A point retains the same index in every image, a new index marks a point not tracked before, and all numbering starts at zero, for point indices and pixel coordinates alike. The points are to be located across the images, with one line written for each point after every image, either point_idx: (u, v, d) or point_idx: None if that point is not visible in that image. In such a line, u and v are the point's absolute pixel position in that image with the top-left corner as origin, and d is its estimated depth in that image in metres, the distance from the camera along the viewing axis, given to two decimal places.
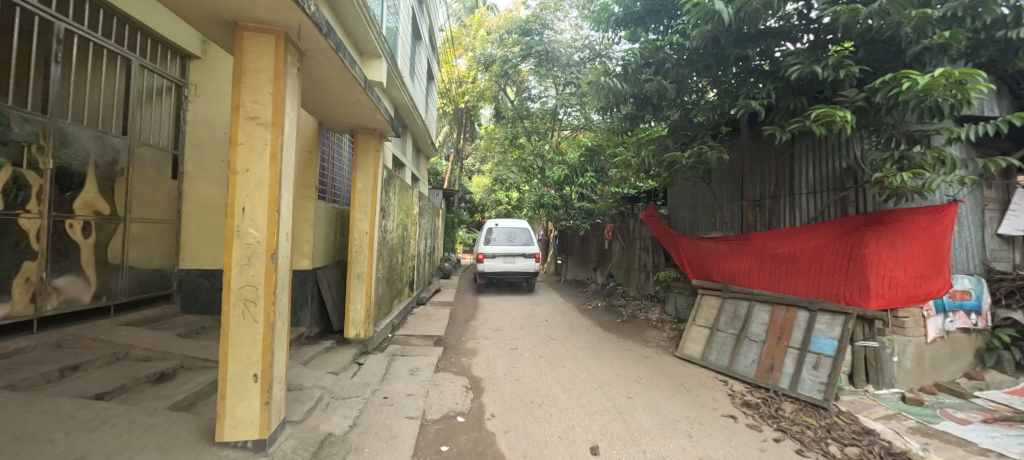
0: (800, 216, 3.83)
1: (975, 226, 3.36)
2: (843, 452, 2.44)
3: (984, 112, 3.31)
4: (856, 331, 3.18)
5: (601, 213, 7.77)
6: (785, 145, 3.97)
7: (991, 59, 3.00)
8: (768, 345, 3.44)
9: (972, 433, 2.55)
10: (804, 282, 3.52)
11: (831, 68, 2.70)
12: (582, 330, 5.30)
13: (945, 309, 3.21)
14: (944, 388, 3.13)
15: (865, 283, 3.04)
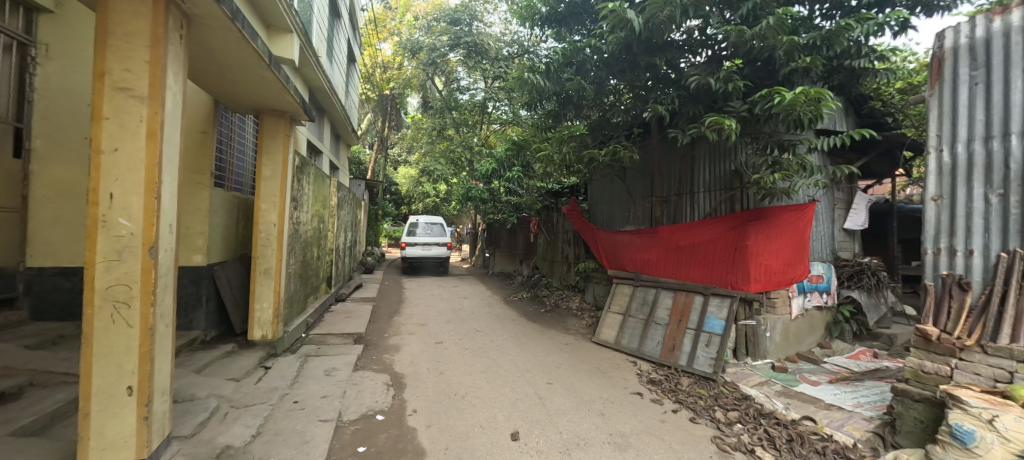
0: (698, 212, 4.30)
1: (827, 221, 4.03)
2: (726, 418, 2.87)
3: (836, 127, 3.92)
4: (739, 311, 3.68)
5: (527, 207, 7.99)
6: (687, 148, 4.39)
7: (840, 83, 3.57)
8: (671, 327, 3.82)
9: (821, 392, 3.13)
10: (701, 270, 3.96)
11: (721, 81, 3.06)
12: (506, 322, 5.42)
13: (804, 291, 3.83)
14: (803, 356, 3.76)
15: (747, 270, 3.50)
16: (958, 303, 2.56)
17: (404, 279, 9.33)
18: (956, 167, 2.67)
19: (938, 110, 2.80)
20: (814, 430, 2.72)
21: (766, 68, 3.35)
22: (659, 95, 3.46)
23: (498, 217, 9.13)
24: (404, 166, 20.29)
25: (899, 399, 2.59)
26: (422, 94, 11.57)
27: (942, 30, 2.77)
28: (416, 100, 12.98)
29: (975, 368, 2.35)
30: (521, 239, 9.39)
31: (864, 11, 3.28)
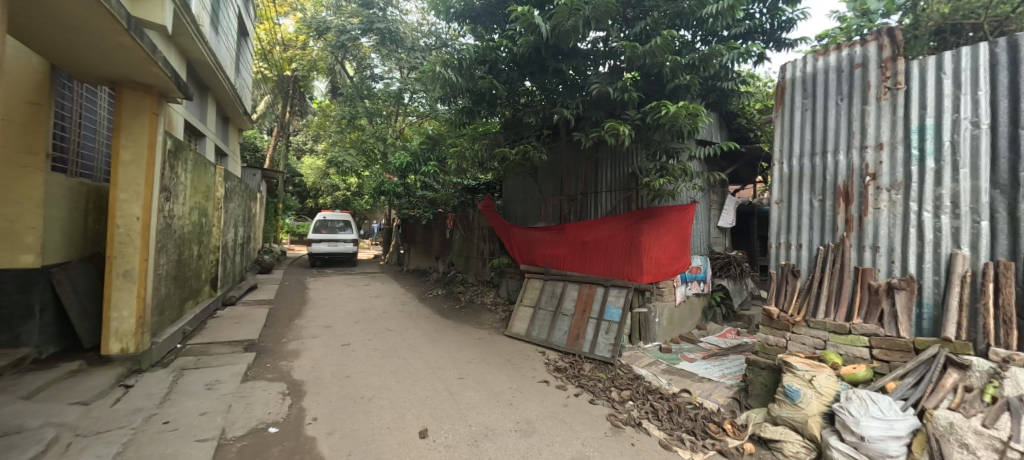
0: (600, 210, 4.68)
1: (704, 219, 4.65)
2: (619, 396, 3.24)
3: (711, 138, 4.52)
4: (634, 300, 4.05)
5: (443, 203, 7.91)
6: (591, 151, 4.75)
7: (714, 100, 4.06)
8: (576, 317, 4.12)
9: (696, 367, 3.64)
10: (603, 264, 4.30)
11: (618, 90, 3.39)
12: (419, 320, 5.33)
13: (686, 280, 4.40)
14: (684, 336, 4.31)
15: (641, 263, 3.88)
16: (793, 288, 3.15)
17: (309, 279, 8.57)
18: (793, 178, 3.29)
19: (781, 129, 3.39)
20: (689, 400, 3.18)
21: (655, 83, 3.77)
22: (566, 100, 3.69)
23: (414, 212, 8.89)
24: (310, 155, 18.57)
25: (750, 368, 3.12)
26: (331, 77, 10.84)
27: (784, 64, 3.34)
28: (324, 84, 12.00)
29: (802, 339, 2.97)
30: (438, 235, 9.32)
31: (732, 40, 3.81)
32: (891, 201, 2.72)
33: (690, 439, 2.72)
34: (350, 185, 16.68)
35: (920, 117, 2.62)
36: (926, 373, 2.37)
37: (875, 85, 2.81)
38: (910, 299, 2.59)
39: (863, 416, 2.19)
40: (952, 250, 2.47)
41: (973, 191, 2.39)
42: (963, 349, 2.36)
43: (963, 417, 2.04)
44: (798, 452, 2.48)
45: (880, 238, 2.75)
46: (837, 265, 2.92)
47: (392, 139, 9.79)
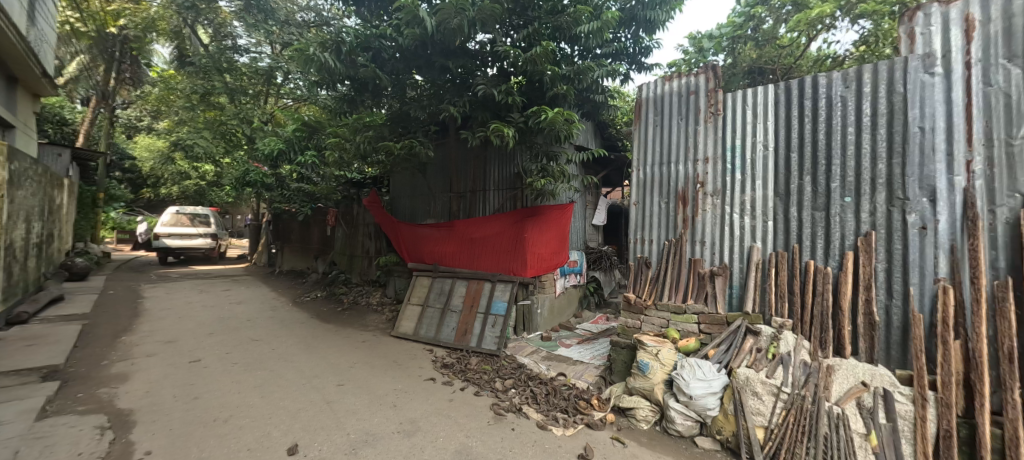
0: (487, 207, 4.86)
1: (581, 217, 5.16)
2: (502, 386, 3.44)
3: (586, 144, 5.01)
4: (520, 293, 4.35)
5: (323, 196, 7.31)
6: (481, 150, 4.93)
7: (587, 110, 4.49)
8: (464, 313, 4.24)
9: (570, 351, 4.04)
10: (490, 260, 4.48)
11: (502, 94, 3.64)
12: (292, 329, 4.84)
13: (565, 273, 4.84)
14: (563, 324, 4.75)
15: (526, 259, 4.17)
16: (646, 276, 3.67)
17: (145, 286, 7.00)
18: (646, 183, 3.81)
19: (638, 140, 3.89)
20: (564, 382, 3.52)
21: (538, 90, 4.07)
22: (452, 97, 3.90)
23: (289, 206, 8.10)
24: (151, 134, 15.24)
25: (613, 348, 3.56)
26: (179, 43, 9.06)
27: (642, 84, 3.86)
28: (168, 50, 9.98)
29: (651, 320, 3.49)
30: (317, 233, 8.58)
31: (604, 58, 4.28)
32: (713, 205, 3.38)
33: (563, 417, 3.02)
34: (204, 174, 14.07)
35: (732, 138, 3.33)
36: (733, 340, 3.02)
37: (704, 108, 3.46)
38: (724, 282, 3.25)
39: (692, 380, 2.75)
40: (751, 244, 3.19)
41: (764, 196, 3.16)
42: (756, 320, 3.05)
43: (756, 371, 2.69)
44: (647, 416, 2.98)
45: (705, 234, 3.40)
46: (676, 257, 3.53)
47: (258, 124, 8.60)
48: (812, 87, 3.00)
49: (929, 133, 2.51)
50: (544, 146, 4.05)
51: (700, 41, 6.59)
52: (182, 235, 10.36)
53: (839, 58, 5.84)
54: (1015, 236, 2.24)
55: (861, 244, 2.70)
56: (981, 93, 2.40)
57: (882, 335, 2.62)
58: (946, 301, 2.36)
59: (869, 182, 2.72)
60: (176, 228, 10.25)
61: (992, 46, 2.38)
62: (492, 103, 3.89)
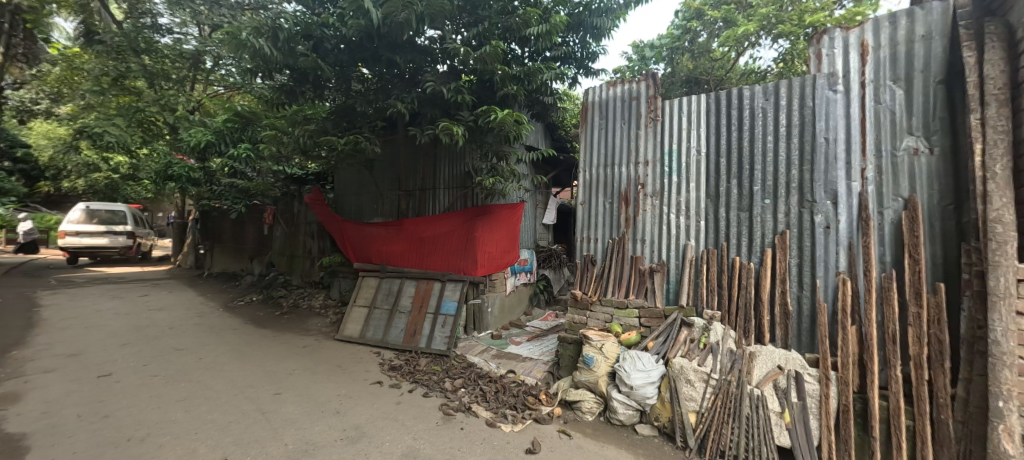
0: (437, 205, 4.84)
1: (531, 217, 5.25)
2: (452, 386, 3.43)
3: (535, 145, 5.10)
4: (470, 292, 4.39)
5: (259, 193, 6.93)
6: (430, 148, 4.90)
7: (537, 112, 4.58)
8: (413, 314, 4.20)
9: (520, 349, 4.11)
10: (440, 259, 4.46)
11: (452, 91, 3.66)
12: (223, 336, 4.47)
13: (515, 272, 4.93)
14: (513, 322, 4.82)
15: (476, 258, 4.19)
16: (592, 273, 3.81)
17: (41, 294, 6.12)
18: (592, 184, 3.95)
19: (585, 142, 4.03)
20: (513, 379, 3.58)
21: (488, 89, 4.09)
22: (401, 93, 3.87)
23: (221, 203, 7.75)
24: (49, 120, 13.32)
25: (561, 343, 3.65)
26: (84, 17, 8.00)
27: (589, 88, 4.00)
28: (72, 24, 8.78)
29: (596, 315, 3.63)
30: (253, 230, 8.02)
31: (553, 61, 4.39)
32: (653, 205, 3.58)
33: (512, 413, 3.07)
34: (117, 167, 12.52)
35: (669, 143, 3.54)
36: (670, 332, 3.22)
37: (644, 114, 3.66)
38: (662, 278, 3.45)
39: (633, 371, 2.91)
40: (685, 242, 3.41)
41: (697, 198, 3.39)
42: (690, 313, 3.27)
43: (689, 361, 2.89)
44: (592, 408, 3.11)
45: (646, 234, 3.59)
46: (619, 255, 3.69)
47: (182, 112, 7.82)
48: (738, 97, 3.25)
49: (833, 143, 2.85)
50: (494, 146, 4.10)
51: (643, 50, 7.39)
52: (91, 233, 9.25)
53: (762, 72, 6.64)
54: (896, 234, 2.62)
55: (778, 242, 2.98)
56: (873, 110, 2.75)
57: (796, 324, 2.90)
58: (845, 291, 2.70)
59: (784, 186, 3.01)
60: (84, 225, 9.13)
61: (881, 69, 2.74)
62: (441, 101, 3.90)
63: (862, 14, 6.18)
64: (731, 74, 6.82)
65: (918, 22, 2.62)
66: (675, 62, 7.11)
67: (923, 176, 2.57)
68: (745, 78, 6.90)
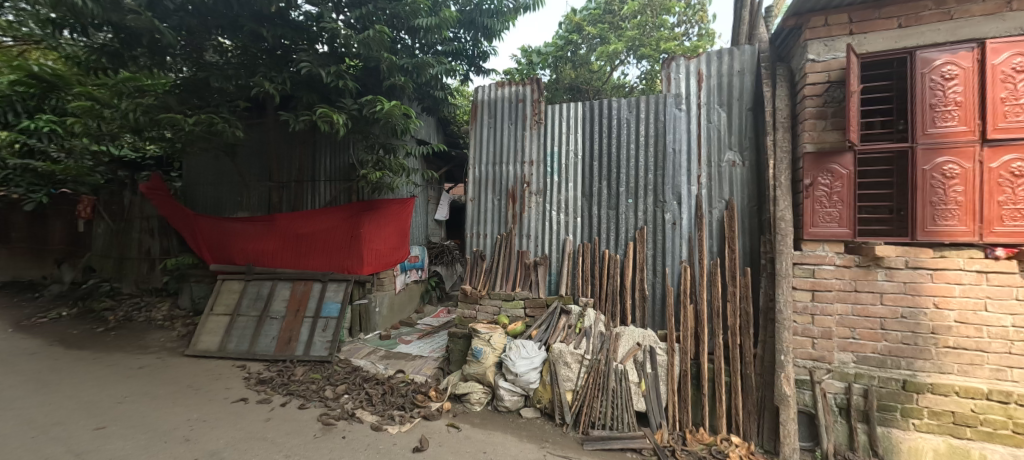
0: (317, 200, 4.83)
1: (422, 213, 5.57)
2: (334, 393, 3.23)
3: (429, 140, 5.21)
4: (355, 292, 4.33)
5: (69, 179, 5.57)
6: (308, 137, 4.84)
7: (428, 106, 4.69)
8: (288, 318, 3.98)
9: (410, 347, 4.10)
10: (321, 258, 4.32)
11: (332, 75, 3.47)
12: (12, 366, 3.43)
13: (406, 269, 5.05)
14: (402, 321, 4.85)
15: (361, 255, 4.17)
16: (481, 268, 3.92)
17: None
18: (482, 180, 4.05)
19: (474, 140, 4.10)
20: (402, 379, 3.49)
21: (374, 77, 4.00)
22: (268, 71, 3.56)
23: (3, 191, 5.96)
24: None
25: (451, 339, 3.70)
26: None
27: (478, 86, 4.07)
28: None
29: (485, 308, 3.73)
30: (65, 228, 6.46)
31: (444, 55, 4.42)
32: (537, 203, 3.82)
33: (399, 414, 2.97)
34: None
35: (551, 145, 3.81)
36: (551, 320, 3.46)
37: (529, 116, 3.88)
38: (545, 271, 3.70)
39: (518, 359, 3.09)
40: (565, 237, 3.71)
41: (574, 197, 3.71)
42: (568, 301, 3.54)
43: (568, 346, 3.14)
44: (480, 399, 3.20)
45: (530, 229, 3.82)
46: (506, 250, 3.87)
47: None
48: (608, 108, 3.64)
49: (678, 153, 3.39)
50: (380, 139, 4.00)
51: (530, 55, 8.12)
52: None
53: (630, 87, 7.75)
54: (719, 228, 3.24)
55: (637, 236, 3.44)
56: (706, 127, 3.33)
57: (651, 305, 3.39)
58: (686, 277, 3.23)
59: (643, 188, 3.48)
60: None
61: (712, 95, 3.33)
62: (321, 86, 3.74)
63: (701, 48, 7.62)
64: (605, 86, 7.77)
65: (735, 60, 3.26)
66: (559, 70, 7.80)
67: (738, 182, 3.21)
68: (616, 91, 7.95)
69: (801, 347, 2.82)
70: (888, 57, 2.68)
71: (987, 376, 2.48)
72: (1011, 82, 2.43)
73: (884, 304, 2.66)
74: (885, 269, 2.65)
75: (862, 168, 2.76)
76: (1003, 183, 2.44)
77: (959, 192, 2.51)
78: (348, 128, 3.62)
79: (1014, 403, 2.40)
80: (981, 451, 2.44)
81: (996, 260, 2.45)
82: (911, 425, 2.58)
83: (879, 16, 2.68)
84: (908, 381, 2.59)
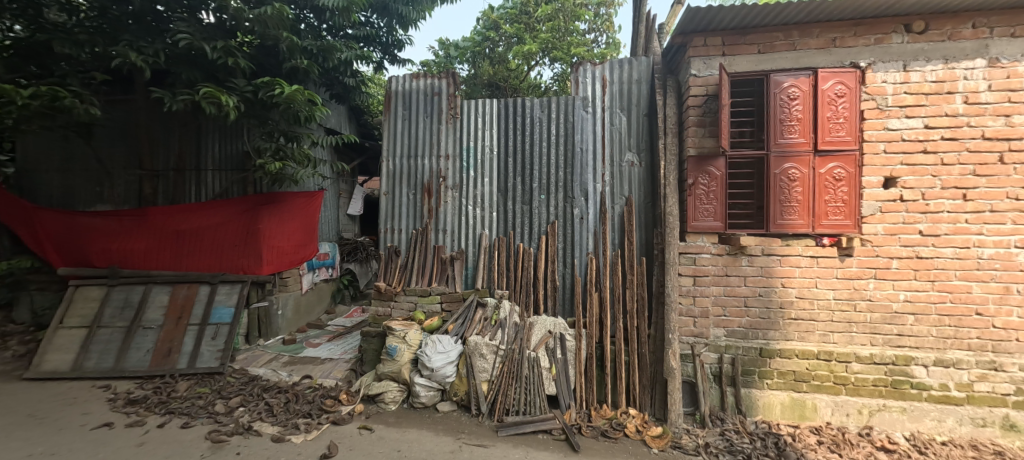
0: (205, 190, 4.75)
1: (332, 207, 6.12)
2: (226, 407, 2.91)
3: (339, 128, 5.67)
4: (253, 295, 4.24)
5: None
6: (191, 122, 4.69)
7: (339, 92, 4.89)
8: (168, 327, 3.60)
9: (318, 351, 4.02)
10: (209, 257, 4.08)
11: (219, 51, 3.11)
12: None
13: (313, 268, 5.28)
14: (309, 323, 4.94)
15: (261, 253, 4.08)
16: (395, 264, 3.82)
17: None
18: (396, 174, 3.93)
19: (387, 131, 3.96)
20: (309, 384, 3.33)
21: (272, 57, 3.74)
22: (135, 40, 3.07)
23: None
24: None
25: (364, 339, 3.57)
26: None
27: (392, 76, 3.93)
28: None
29: (401, 305, 3.66)
30: None
31: (356, 40, 4.54)
32: (453, 197, 3.83)
33: (304, 423, 2.78)
34: None
35: (467, 140, 3.83)
36: (468, 313, 3.48)
37: (445, 110, 3.85)
38: (461, 265, 3.74)
39: (433, 354, 3.05)
40: (482, 231, 3.77)
41: (490, 192, 3.78)
42: (484, 294, 3.62)
43: (484, 338, 3.18)
44: (395, 397, 3.13)
45: (446, 224, 3.82)
46: (422, 245, 3.81)
47: None
48: (522, 107, 3.76)
49: (585, 153, 3.64)
50: (279, 127, 3.75)
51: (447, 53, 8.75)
52: None
53: (545, 87, 8.19)
54: (620, 222, 3.55)
55: (548, 230, 3.63)
56: (609, 129, 3.61)
57: (561, 294, 3.62)
58: (591, 267, 3.50)
59: (554, 184, 3.67)
60: None
61: (614, 100, 3.62)
62: (205, 62, 3.32)
63: (608, 56, 8.26)
64: (522, 85, 8.04)
65: (633, 69, 3.60)
66: (478, 65, 8.28)
67: (635, 180, 3.54)
68: (533, 91, 8.30)
69: (685, 326, 3.22)
70: (751, 76, 3.14)
71: (817, 340, 3.08)
72: (835, 105, 3.01)
73: (747, 285, 3.15)
74: (747, 256, 3.14)
75: (733, 171, 3.22)
76: (829, 185, 3.03)
77: (799, 192, 3.07)
78: (241, 111, 3.31)
79: (834, 360, 3.02)
80: (813, 400, 3.04)
81: (823, 248, 3.06)
82: (765, 385, 3.11)
83: (744, 41, 3.13)
84: (763, 349, 3.11)
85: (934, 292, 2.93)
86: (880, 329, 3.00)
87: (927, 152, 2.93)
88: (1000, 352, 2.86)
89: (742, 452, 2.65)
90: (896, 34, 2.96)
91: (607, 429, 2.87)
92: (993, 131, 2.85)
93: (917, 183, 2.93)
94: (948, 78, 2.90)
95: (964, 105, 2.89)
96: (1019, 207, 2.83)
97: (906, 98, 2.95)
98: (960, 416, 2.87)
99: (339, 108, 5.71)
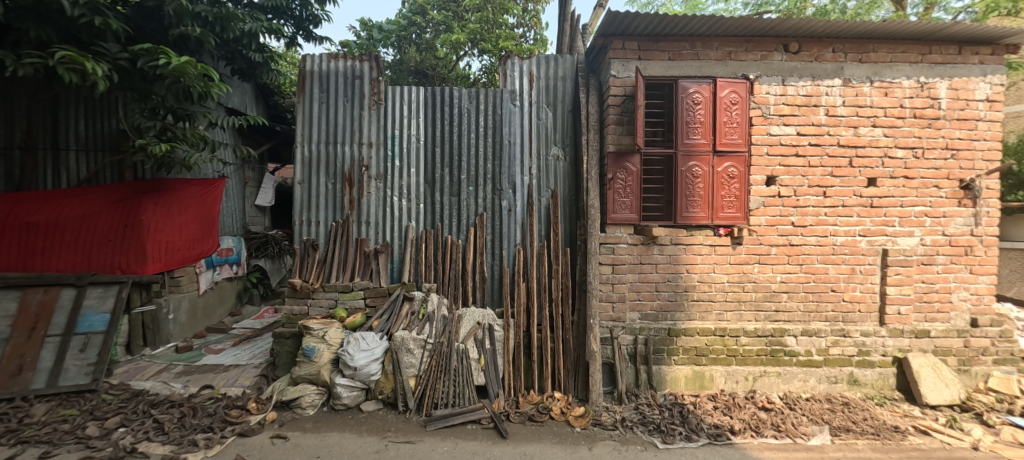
0: (67, 175, 4.14)
1: (236, 197, 5.61)
2: (101, 430, 2.49)
3: (243, 108, 5.22)
4: (135, 298, 3.73)
5: None
6: (49, 95, 4.04)
7: (245, 67, 4.45)
8: (17, 341, 2.95)
9: (221, 358, 3.67)
10: (74, 254, 3.50)
11: (82, 8, 2.61)
12: None
13: (212, 265, 4.77)
14: (209, 327, 4.52)
15: (143, 248, 3.56)
16: (312, 258, 3.57)
17: None
18: (312, 161, 3.64)
19: (303, 115, 3.66)
20: (209, 395, 2.99)
21: (156, 20, 3.23)
22: None
23: None
24: None
25: (276, 340, 3.30)
26: None
27: (307, 54, 3.62)
28: None
29: (320, 302, 3.40)
30: None
31: (262, 10, 4.19)
32: (377, 188, 3.66)
33: (204, 437, 2.47)
34: None
35: (391, 128, 3.67)
36: (393, 308, 3.37)
37: (368, 95, 3.66)
38: (386, 258, 3.60)
39: (357, 352, 2.89)
40: (408, 223, 3.66)
41: (417, 182, 3.68)
42: (411, 288, 3.53)
43: (410, 332, 3.09)
44: (314, 401, 2.93)
45: (370, 216, 3.64)
46: (344, 237, 3.60)
47: None
48: (449, 97, 3.70)
49: (513, 146, 3.69)
50: (165, 104, 3.28)
51: (372, 36, 8.30)
52: None
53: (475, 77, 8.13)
54: (546, 214, 3.67)
55: (477, 223, 3.63)
56: (536, 123, 3.71)
57: (490, 285, 3.65)
58: (518, 258, 3.58)
59: (482, 176, 3.68)
60: None
61: (541, 94, 3.72)
62: (62, 20, 2.74)
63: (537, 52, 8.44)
64: (451, 74, 7.90)
65: (558, 67, 3.73)
66: (405, 50, 8.00)
67: (561, 174, 3.69)
68: (462, 81, 8.21)
69: (605, 311, 3.44)
70: (662, 80, 3.41)
71: (714, 319, 3.50)
72: (729, 111, 3.39)
73: (658, 272, 3.46)
74: (658, 246, 3.45)
75: (647, 168, 3.49)
76: (724, 182, 3.42)
77: (701, 187, 3.40)
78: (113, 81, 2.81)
79: (727, 335, 3.45)
80: (710, 372, 3.44)
81: (720, 237, 3.47)
82: (672, 361, 3.44)
83: (657, 48, 3.39)
84: (671, 328, 3.44)
85: (802, 274, 3.48)
86: (762, 306, 3.49)
87: (798, 155, 3.45)
88: (847, 321, 3.49)
89: (653, 422, 2.92)
90: (777, 52, 3.42)
91: (534, 413, 2.97)
92: (845, 140, 3.44)
93: (791, 181, 3.44)
94: (814, 93, 3.43)
95: (826, 116, 3.44)
96: (862, 203, 3.46)
97: (784, 109, 3.42)
98: (819, 375, 3.44)
99: (243, 87, 5.22)
